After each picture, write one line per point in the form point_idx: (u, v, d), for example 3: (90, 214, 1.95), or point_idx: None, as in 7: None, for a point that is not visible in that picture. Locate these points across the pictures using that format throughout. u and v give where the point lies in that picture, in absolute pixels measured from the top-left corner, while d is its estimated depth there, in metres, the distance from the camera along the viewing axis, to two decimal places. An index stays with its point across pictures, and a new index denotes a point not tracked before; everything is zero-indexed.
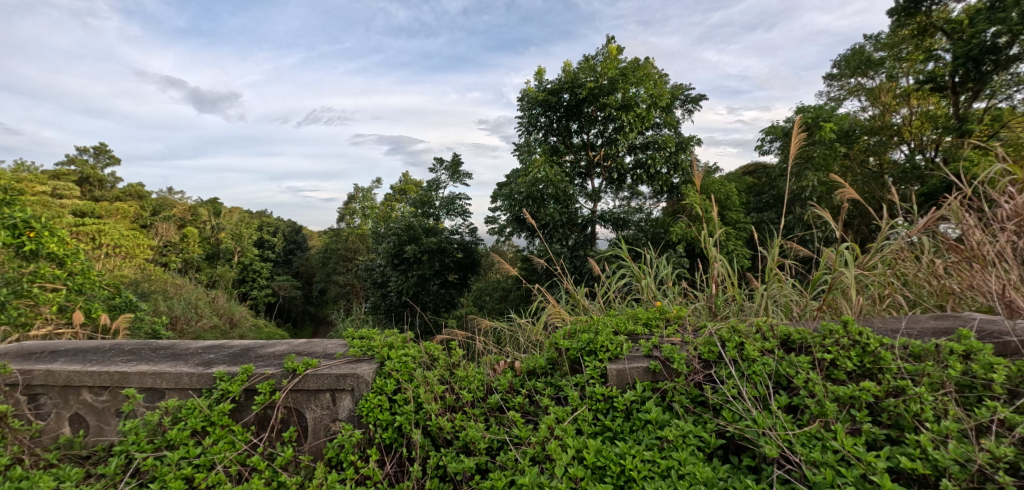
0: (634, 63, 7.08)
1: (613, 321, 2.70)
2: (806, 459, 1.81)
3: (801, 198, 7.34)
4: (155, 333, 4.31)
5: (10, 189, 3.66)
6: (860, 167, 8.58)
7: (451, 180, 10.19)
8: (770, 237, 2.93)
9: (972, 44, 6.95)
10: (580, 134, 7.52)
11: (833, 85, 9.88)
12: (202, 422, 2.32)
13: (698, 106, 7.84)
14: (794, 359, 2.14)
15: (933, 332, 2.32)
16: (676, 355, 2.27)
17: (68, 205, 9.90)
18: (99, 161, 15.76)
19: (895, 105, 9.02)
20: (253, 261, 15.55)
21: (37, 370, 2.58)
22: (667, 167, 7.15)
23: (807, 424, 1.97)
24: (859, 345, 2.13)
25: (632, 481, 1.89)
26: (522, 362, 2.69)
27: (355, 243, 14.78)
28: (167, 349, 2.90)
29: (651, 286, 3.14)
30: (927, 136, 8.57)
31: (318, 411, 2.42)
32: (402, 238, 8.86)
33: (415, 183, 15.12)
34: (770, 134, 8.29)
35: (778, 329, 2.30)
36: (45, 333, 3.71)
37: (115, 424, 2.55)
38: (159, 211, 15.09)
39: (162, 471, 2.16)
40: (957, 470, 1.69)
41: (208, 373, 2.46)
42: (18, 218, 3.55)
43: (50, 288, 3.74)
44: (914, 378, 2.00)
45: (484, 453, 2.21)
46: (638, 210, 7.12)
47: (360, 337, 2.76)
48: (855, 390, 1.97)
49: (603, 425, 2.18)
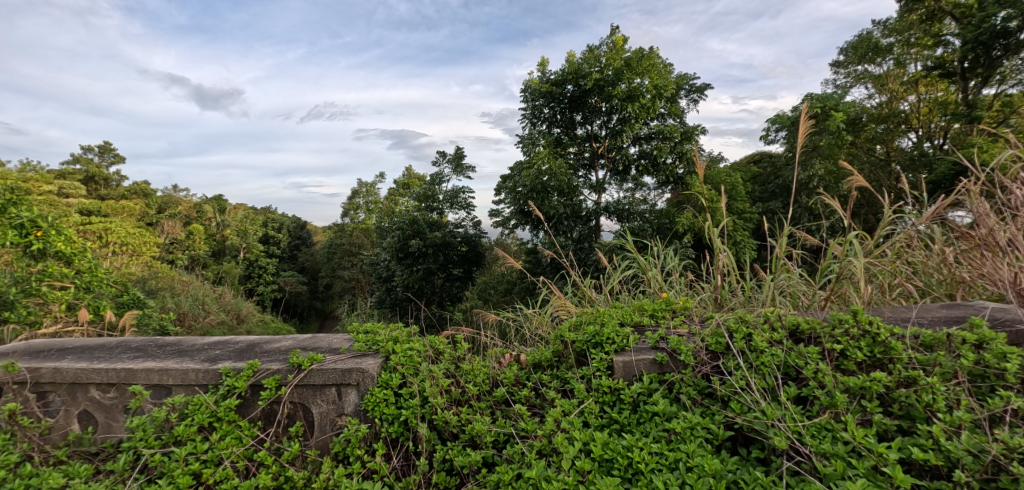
0: (639, 53, 6.93)
1: (618, 312, 2.67)
2: (816, 451, 1.79)
3: (808, 188, 7.27)
4: (163, 330, 4.28)
5: (17, 187, 3.67)
6: (866, 155, 8.50)
7: (455, 173, 10.21)
8: (778, 226, 2.89)
9: (982, 29, 6.79)
10: (584, 126, 7.49)
11: (839, 73, 9.79)
12: (209, 418, 2.32)
13: (702, 95, 7.77)
14: (802, 349, 2.11)
15: (944, 320, 2.29)
16: (683, 347, 2.25)
17: (74, 204, 9.98)
18: (104, 160, 15.85)
19: (902, 92, 8.95)
20: (258, 257, 15.63)
21: (43, 368, 2.59)
22: (673, 157, 7.11)
23: (817, 416, 1.95)
24: (869, 335, 2.09)
25: (640, 474, 1.88)
26: (528, 355, 2.68)
27: (360, 239, 14.88)
28: (173, 345, 2.90)
29: (657, 279, 3.10)
30: (935, 123, 8.48)
31: (323, 406, 2.42)
32: (407, 232, 8.86)
33: (419, 178, 15.12)
34: (776, 123, 8.25)
35: (787, 319, 2.26)
36: (54, 332, 3.70)
37: (123, 420, 2.56)
38: (166, 209, 15.20)
39: (170, 467, 2.17)
40: (970, 461, 1.67)
41: (214, 370, 2.46)
42: (26, 218, 3.58)
43: (59, 286, 3.73)
44: (925, 368, 1.98)
45: (490, 446, 2.20)
46: (642, 202, 7.10)
47: (365, 332, 2.75)
48: (866, 381, 1.94)
49: (611, 418, 2.16)
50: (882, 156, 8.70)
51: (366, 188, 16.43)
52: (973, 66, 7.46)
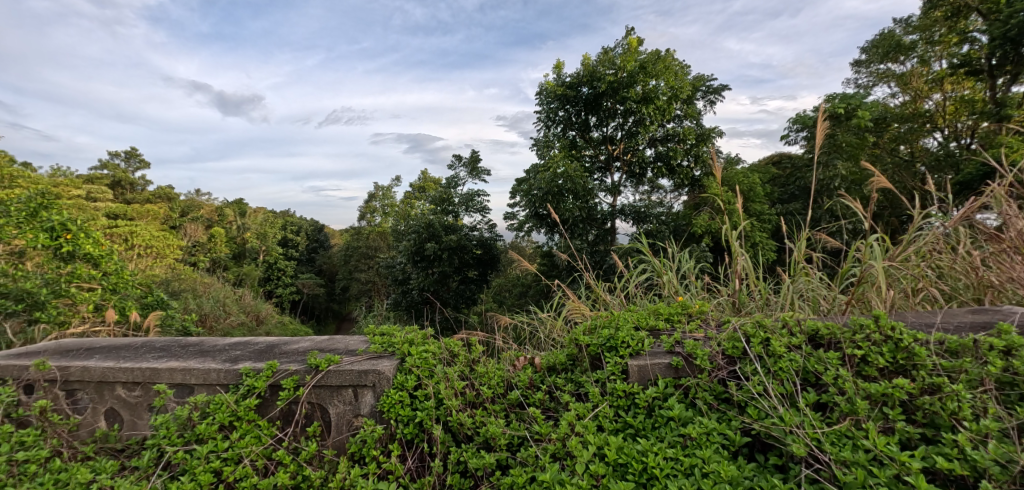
0: (655, 55, 6.87)
1: (633, 316, 2.65)
2: (835, 459, 1.75)
3: (829, 188, 7.15)
4: (185, 331, 4.32)
5: (48, 192, 3.80)
6: (890, 156, 8.36)
7: (469, 176, 10.25)
8: (797, 229, 2.83)
9: (1010, 24, 6.52)
10: (599, 128, 7.45)
11: (861, 72, 9.69)
12: (229, 417, 2.36)
13: (720, 96, 7.69)
14: (822, 355, 2.07)
15: (971, 326, 2.22)
16: (699, 351, 2.22)
17: (101, 207, 10.26)
18: (130, 165, 16.18)
19: (927, 90, 8.81)
20: (277, 259, 15.89)
21: (73, 366, 2.66)
22: (689, 160, 7.07)
23: (837, 423, 1.90)
24: (891, 340, 2.04)
25: (655, 479, 1.87)
26: (543, 358, 2.67)
27: (376, 241, 14.98)
28: (196, 346, 2.96)
29: (673, 282, 3.06)
30: (963, 122, 8.37)
31: (340, 407, 2.45)
32: (422, 235, 8.86)
33: (435, 181, 15.20)
34: (797, 124, 8.12)
35: (805, 324, 2.21)
36: (81, 332, 3.78)
37: (147, 418, 2.61)
38: (187, 213, 15.50)
39: (191, 464, 2.21)
40: (997, 471, 1.62)
41: (234, 370, 2.50)
42: (56, 221, 3.71)
43: (87, 288, 3.83)
44: (950, 375, 1.92)
45: (504, 449, 2.19)
46: (659, 204, 7.05)
47: (381, 334, 2.78)
48: (888, 387, 1.89)
49: (625, 422, 2.15)
50: (907, 156, 8.56)
51: (382, 191, 16.51)
52: (1002, 63, 7.23)
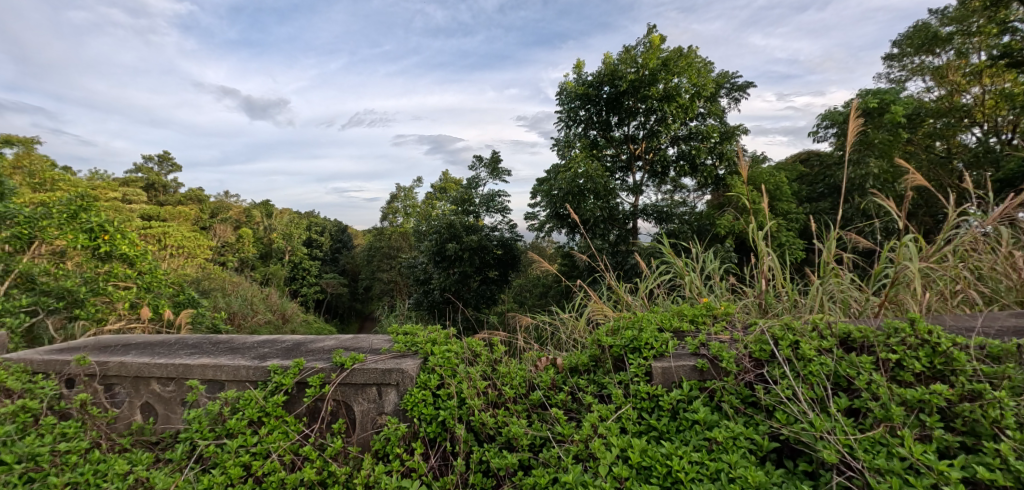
0: (677, 52, 6.78)
1: (657, 316, 2.61)
2: (868, 466, 1.69)
3: (859, 187, 6.96)
4: (215, 329, 4.41)
5: (86, 195, 3.94)
6: (924, 153, 8.10)
7: (490, 177, 10.27)
8: (826, 228, 2.74)
9: None
10: (621, 127, 7.38)
11: (894, 66, 9.43)
12: (258, 413, 2.39)
13: (745, 93, 7.55)
14: (855, 358, 2.00)
15: (1015, 331, 2.12)
16: (725, 354, 2.17)
17: (136, 209, 10.58)
18: (162, 168, 16.64)
19: (965, 84, 8.52)
20: (302, 259, 16.15)
21: (111, 361, 2.73)
22: (713, 158, 6.96)
23: (870, 429, 1.84)
24: (928, 344, 1.97)
25: (679, 483, 1.83)
26: (565, 358, 2.64)
27: (399, 242, 15.11)
28: (226, 343, 3.01)
29: (697, 283, 3.00)
30: (1004, 116, 8.08)
31: (364, 405, 2.46)
32: (444, 236, 8.90)
33: (456, 182, 15.26)
34: (825, 120, 7.93)
35: (837, 327, 2.15)
36: (118, 329, 3.89)
37: (180, 412, 2.66)
38: (216, 214, 15.87)
39: (222, 458, 2.25)
40: None
41: (263, 366, 2.53)
42: (95, 222, 3.83)
43: (123, 286, 3.93)
44: (993, 381, 1.84)
45: (526, 449, 2.18)
46: (682, 204, 6.95)
47: (403, 333, 2.78)
48: (925, 393, 1.82)
49: (648, 425, 2.12)
50: (943, 153, 8.29)
51: (404, 192, 16.65)
52: None
